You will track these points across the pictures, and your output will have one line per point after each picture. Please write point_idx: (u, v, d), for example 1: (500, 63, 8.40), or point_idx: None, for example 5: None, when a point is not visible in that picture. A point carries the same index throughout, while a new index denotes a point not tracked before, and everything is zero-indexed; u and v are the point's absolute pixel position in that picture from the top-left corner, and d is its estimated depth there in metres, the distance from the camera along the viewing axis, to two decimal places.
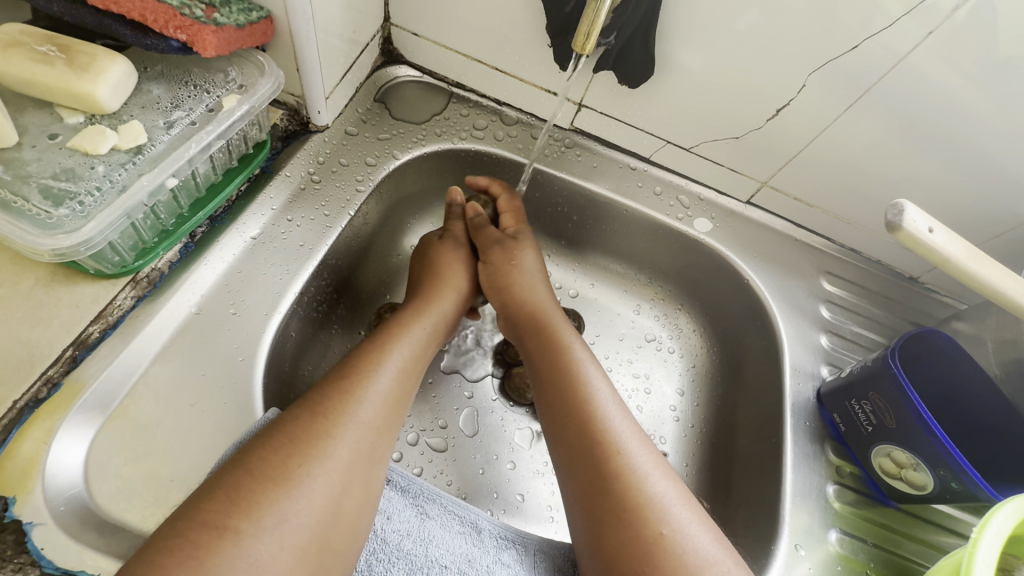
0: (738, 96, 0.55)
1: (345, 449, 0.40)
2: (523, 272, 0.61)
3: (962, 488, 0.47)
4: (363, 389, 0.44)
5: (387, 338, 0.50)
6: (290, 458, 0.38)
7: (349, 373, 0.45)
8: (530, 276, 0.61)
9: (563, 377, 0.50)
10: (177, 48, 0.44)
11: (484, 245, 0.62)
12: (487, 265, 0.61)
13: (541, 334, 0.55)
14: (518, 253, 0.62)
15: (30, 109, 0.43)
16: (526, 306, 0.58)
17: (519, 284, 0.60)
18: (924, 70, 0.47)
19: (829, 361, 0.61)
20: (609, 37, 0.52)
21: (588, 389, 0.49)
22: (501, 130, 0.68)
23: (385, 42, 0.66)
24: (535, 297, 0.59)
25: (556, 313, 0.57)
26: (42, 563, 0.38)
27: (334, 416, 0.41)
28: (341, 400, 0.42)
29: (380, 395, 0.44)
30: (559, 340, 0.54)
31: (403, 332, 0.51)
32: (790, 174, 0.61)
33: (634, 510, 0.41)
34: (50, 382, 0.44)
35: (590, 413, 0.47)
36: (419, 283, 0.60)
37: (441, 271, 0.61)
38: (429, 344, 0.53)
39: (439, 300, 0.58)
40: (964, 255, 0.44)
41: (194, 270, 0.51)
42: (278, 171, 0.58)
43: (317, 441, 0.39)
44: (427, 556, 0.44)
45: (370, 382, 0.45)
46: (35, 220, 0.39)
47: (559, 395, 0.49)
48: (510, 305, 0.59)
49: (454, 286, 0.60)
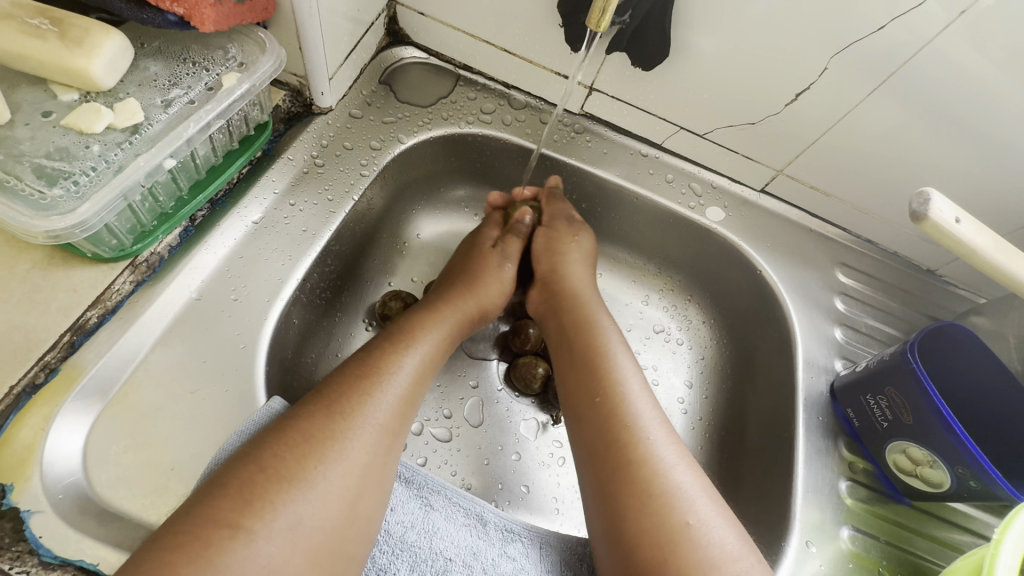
0: (755, 80, 0.53)
1: (359, 450, 0.39)
2: (580, 250, 0.61)
3: (981, 486, 0.46)
4: (381, 388, 0.43)
5: (407, 335, 0.49)
6: (305, 458, 0.37)
7: (368, 372, 0.43)
8: (581, 256, 0.61)
9: (591, 361, 0.49)
10: (173, 22, 0.43)
11: (552, 215, 0.63)
12: (547, 231, 0.62)
13: (572, 316, 0.55)
14: (580, 231, 0.62)
15: (24, 85, 0.41)
16: (564, 287, 0.58)
17: (573, 256, 0.60)
18: (951, 54, 0.45)
19: (843, 355, 0.60)
20: (625, 16, 0.50)
21: (617, 373, 0.48)
22: (510, 114, 0.66)
23: (390, 22, 0.64)
24: (573, 280, 0.58)
25: (590, 293, 0.57)
26: (40, 552, 0.37)
27: (350, 417, 0.40)
28: (357, 400, 0.41)
29: (397, 397, 0.43)
30: (588, 323, 0.53)
31: (423, 334, 0.50)
32: (807, 161, 0.59)
33: (658, 499, 0.40)
34: (47, 368, 0.43)
35: (619, 398, 0.46)
36: (457, 280, 0.58)
37: (483, 268, 0.59)
38: (446, 344, 0.52)
39: (466, 301, 0.56)
40: (990, 246, 0.43)
41: (194, 254, 0.50)
42: (280, 154, 0.57)
43: (330, 441, 0.38)
44: (431, 548, 0.43)
45: (387, 383, 0.43)
46: (29, 200, 0.38)
47: (586, 379, 0.49)
48: (556, 274, 0.59)
49: (504, 273, 0.60)
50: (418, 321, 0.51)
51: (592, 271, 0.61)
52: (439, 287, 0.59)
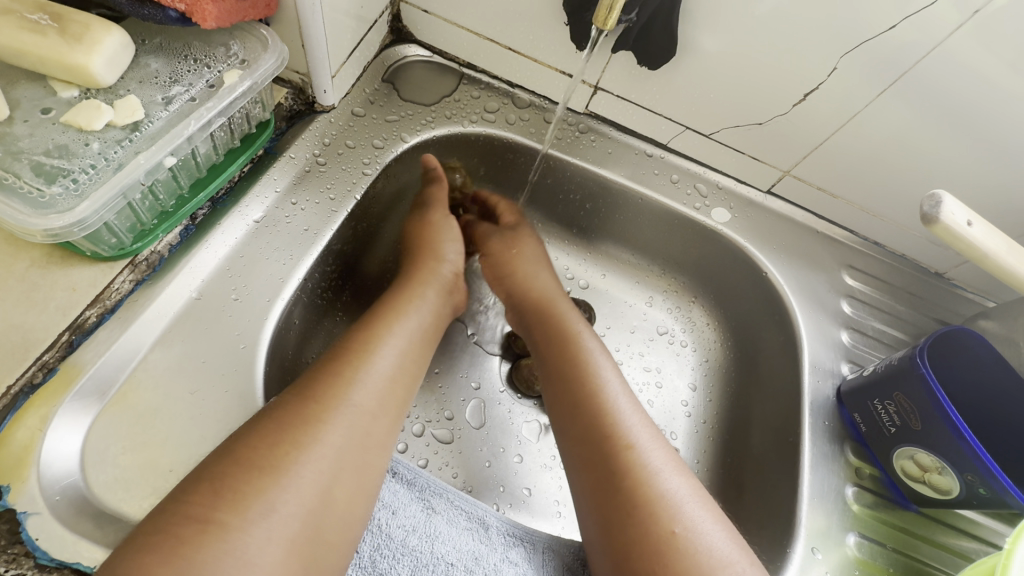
0: (763, 78, 0.53)
1: (335, 435, 0.38)
2: (524, 259, 0.61)
3: (990, 494, 0.46)
4: (356, 371, 0.42)
5: (384, 317, 0.48)
6: (278, 445, 0.36)
7: (341, 356, 0.43)
8: (530, 262, 0.60)
9: (571, 370, 0.49)
10: (174, 18, 0.42)
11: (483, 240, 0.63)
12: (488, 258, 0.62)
13: (549, 323, 0.54)
14: (517, 240, 0.62)
15: (23, 82, 0.41)
16: (529, 296, 0.57)
17: (523, 269, 0.60)
18: (965, 55, 0.44)
19: (850, 359, 0.59)
20: (631, 14, 0.50)
21: (597, 380, 0.47)
22: (513, 113, 0.65)
23: (394, 19, 0.63)
24: (534, 287, 0.58)
25: (562, 302, 0.56)
26: (36, 554, 0.37)
27: (324, 402, 0.40)
28: (333, 383, 0.41)
29: (374, 379, 0.43)
30: (567, 330, 0.52)
31: (400, 315, 0.49)
32: (814, 162, 0.58)
33: (643, 506, 0.40)
34: (45, 368, 0.42)
35: (599, 406, 0.46)
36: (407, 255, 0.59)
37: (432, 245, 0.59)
38: (428, 322, 0.51)
39: (432, 279, 0.55)
40: (1002, 249, 0.43)
41: (195, 254, 0.49)
42: (282, 152, 0.56)
43: (304, 426, 0.38)
44: (433, 553, 0.43)
45: (365, 365, 0.43)
46: (28, 198, 0.38)
47: (566, 389, 0.48)
48: (518, 287, 0.59)
49: (443, 256, 0.58)
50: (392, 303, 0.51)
51: (549, 273, 0.60)
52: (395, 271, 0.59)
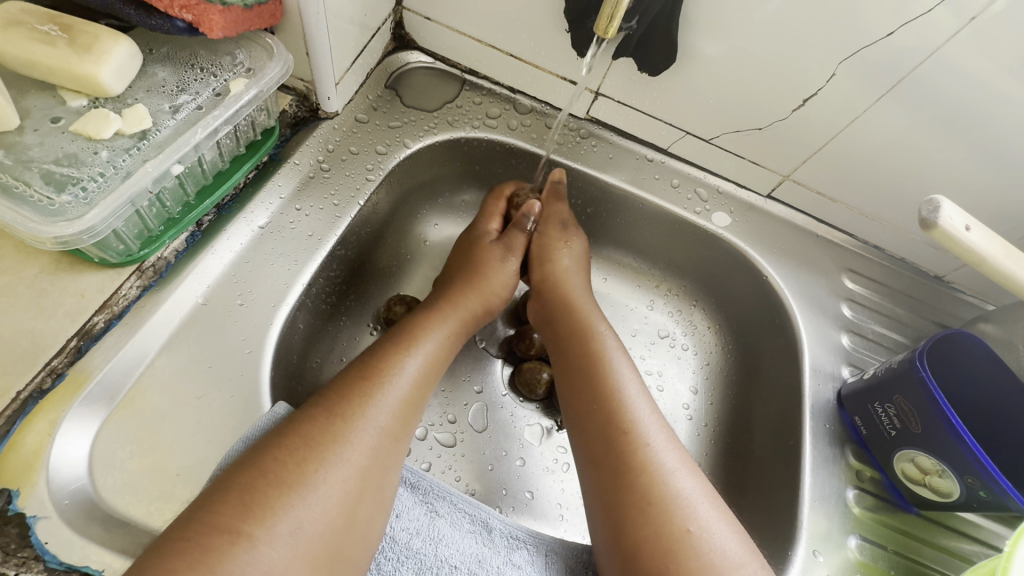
0: (762, 84, 0.53)
1: (360, 454, 0.39)
2: (571, 255, 0.61)
3: (991, 497, 0.46)
4: (382, 391, 0.43)
5: (412, 336, 0.49)
6: (305, 461, 0.37)
7: (367, 375, 0.44)
8: (575, 262, 0.61)
9: (590, 367, 0.49)
10: (181, 28, 0.43)
11: (546, 218, 0.63)
12: (538, 237, 0.62)
13: (571, 321, 0.55)
14: (572, 237, 0.62)
15: (33, 91, 0.41)
16: (560, 291, 0.58)
17: (565, 262, 0.60)
18: (962, 61, 0.45)
19: (850, 362, 0.59)
20: (631, 22, 0.50)
21: (614, 380, 0.48)
22: (515, 119, 0.66)
23: (397, 26, 0.64)
24: (569, 288, 0.58)
25: (583, 301, 0.57)
26: (45, 558, 0.38)
27: (350, 420, 0.40)
28: (357, 402, 0.41)
29: (397, 401, 0.43)
30: (586, 328, 0.53)
31: (424, 333, 0.50)
32: (814, 167, 0.59)
33: (657, 505, 0.40)
34: (53, 373, 0.43)
35: (616, 404, 0.46)
36: (463, 271, 0.60)
37: (480, 253, 0.61)
38: (450, 342, 0.52)
39: (465, 297, 0.56)
40: (1000, 253, 0.43)
41: (201, 260, 0.50)
42: (286, 159, 0.57)
43: (329, 443, 0.38)
44: (436, 556, 0.43)
45: (389, 385, 0.43)
46: (37, 206, 0.38)
47: (584, 387, 0.48)
48: (546, 283, 0.59)
49: (497, 272, 0.60)
50: (417, 321, 0.52)
51: (586, 275, 0.61)
52: (447, 278, 0.60)
